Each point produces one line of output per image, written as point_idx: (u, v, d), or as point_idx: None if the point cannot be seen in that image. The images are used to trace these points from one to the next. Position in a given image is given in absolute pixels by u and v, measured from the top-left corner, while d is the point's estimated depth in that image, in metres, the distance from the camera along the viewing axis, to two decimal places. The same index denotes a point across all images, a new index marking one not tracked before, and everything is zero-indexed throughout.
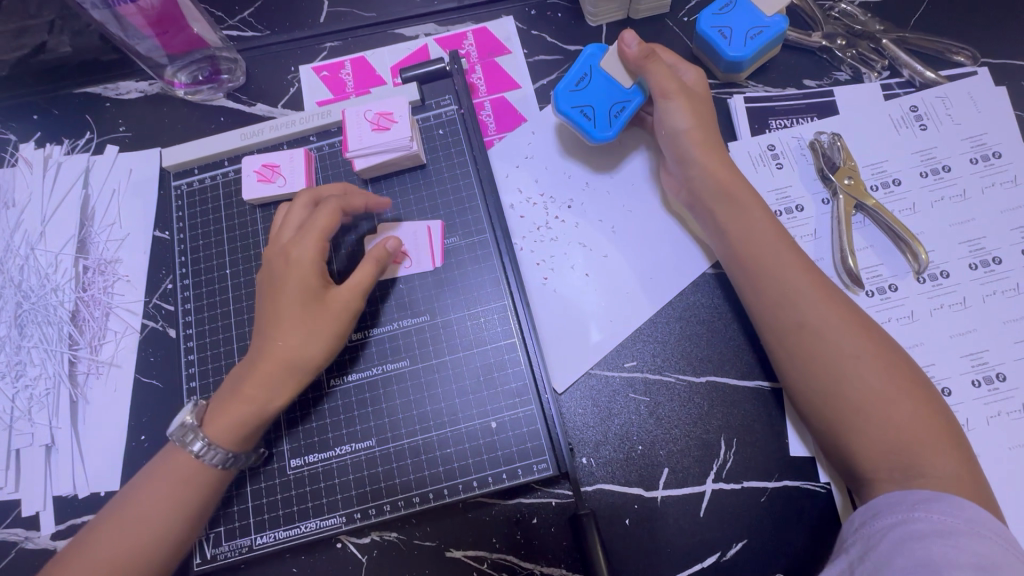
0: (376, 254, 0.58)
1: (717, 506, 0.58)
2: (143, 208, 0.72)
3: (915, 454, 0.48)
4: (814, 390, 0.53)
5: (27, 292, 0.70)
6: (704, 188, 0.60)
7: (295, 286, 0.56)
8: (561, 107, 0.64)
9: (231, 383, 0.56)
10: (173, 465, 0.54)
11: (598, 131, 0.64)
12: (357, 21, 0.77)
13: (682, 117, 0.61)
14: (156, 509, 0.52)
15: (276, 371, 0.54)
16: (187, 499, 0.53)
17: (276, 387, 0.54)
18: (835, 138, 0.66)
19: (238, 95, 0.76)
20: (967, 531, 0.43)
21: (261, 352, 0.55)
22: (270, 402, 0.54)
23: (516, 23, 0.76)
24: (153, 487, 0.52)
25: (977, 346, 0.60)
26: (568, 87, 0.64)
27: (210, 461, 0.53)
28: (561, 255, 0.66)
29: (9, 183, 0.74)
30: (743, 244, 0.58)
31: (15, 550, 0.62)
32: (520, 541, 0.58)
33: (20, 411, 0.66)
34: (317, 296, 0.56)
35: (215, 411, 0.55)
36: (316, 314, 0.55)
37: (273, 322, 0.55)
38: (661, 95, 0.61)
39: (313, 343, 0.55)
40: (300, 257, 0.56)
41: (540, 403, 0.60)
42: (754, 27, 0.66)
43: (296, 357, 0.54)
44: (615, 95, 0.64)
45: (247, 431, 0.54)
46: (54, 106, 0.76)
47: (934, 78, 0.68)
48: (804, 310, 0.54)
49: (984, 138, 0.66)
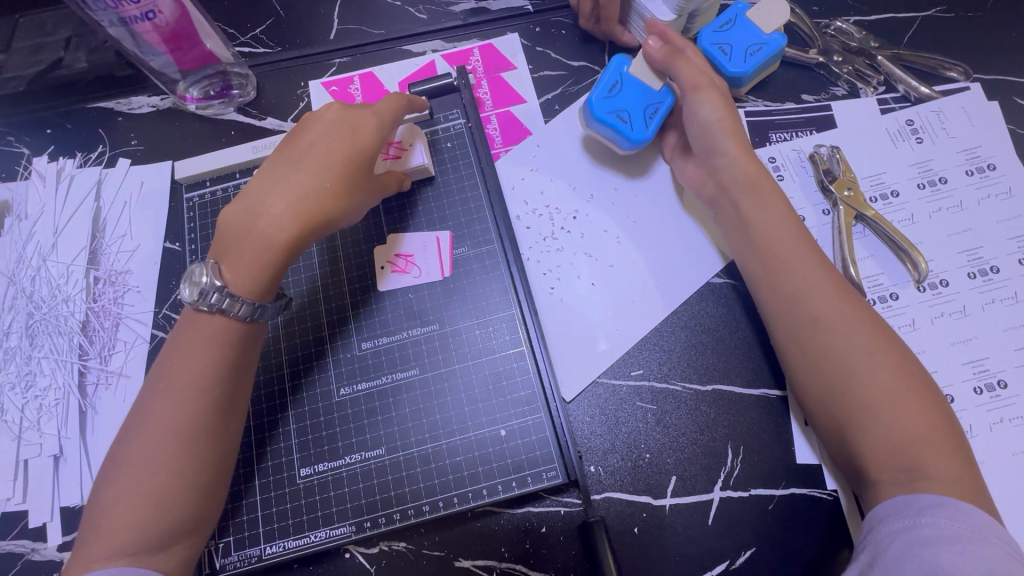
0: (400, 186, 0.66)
1: (724, 514, 0.58)
2: (154, 220, 0.73)
3: (917, 455, 0.49)
4: (827, 384, 0.53)
5: (38, 303, 0.71)
6: (732, 181, 0.62)
7: (337, 142, 0.57)
8: (599, 114, 0.65)
9: (246, 231, 0.54)
10: (195, 324, 0.53)
11: (637, 133, 0.66)
12: (366, 38, 0.79)
13: (712, 110, 0.63)
14: (189, 377, 0.51)
15: (286, 204, 0.54)
16: (216, 364, 0.52)
17: (310, 230, 0.55)
18: (834, 150, 0.68)
19: (249, 109, 0.77)
20: (972, 536, 0.44)
21: (289, 195, 0.55)
22: (278, 224, 0.54)
23: (521, 40, 0.78)
24: (179, 358, 0.52)
25: (978, 354, 0.61)
26: (602, 94, 0.66)
27: (238, 314, 0.53)
28: (568, 264, 0.67)
29: (22, 196, 0.75)
30: (762, 242, 0.59)
31: (21, 562, 0.61)
32: (529, 549, 0.58)
33: (29, 421, 0.66)
34: (320, 148, 0.57)
35: (234, 266, 0.53)
36: (321, 158, 0.57)
37: (305, 172, 0.56)
38: (691, 89, 0.64)
39: (352, 174, 0.57)
40: (337, 125, 0.59)
41: (548, 411, 0.60)
42: (754, 44, 0.69)
43: (304, 180, 0.55)
44: (649, 98, 0.67)
45: (261, 256, 0.53)
46: (68, 121, 0.78)
47: (929, 93, 0.70)
48: (816, 304, 0.55)
49: (979, 150, 0.68)
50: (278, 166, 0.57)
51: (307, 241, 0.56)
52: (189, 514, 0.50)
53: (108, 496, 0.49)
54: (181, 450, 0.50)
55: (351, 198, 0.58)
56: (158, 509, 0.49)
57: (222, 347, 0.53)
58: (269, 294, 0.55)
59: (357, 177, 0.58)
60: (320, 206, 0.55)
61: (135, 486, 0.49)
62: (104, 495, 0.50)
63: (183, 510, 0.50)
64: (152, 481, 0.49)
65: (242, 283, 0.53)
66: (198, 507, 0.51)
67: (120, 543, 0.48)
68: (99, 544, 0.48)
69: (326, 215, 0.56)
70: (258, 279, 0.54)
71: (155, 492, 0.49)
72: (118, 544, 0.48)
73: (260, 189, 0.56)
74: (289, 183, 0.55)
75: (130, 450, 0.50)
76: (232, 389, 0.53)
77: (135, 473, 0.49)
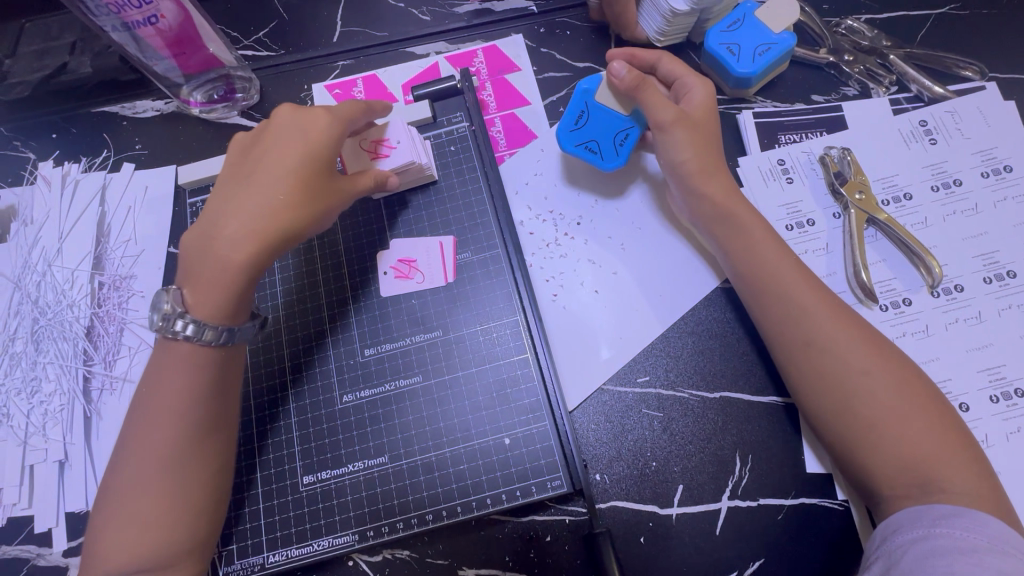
0: (383, 181, 0.62)
1: (733, 524, 0.57)
2: (158, 224, 0.73)
3: (930, 469, 0.48)
4: (827, 405, 0.52)
5: (44, 308, 0.71)
6: (702, 213, 0.61)
7: (292, 154, 0.56)
8: (569, 148, 0.66)
9: (204, 257, 0.53)
10: (170, 350, 0.53)
11: (608, 162, 0.65)
12: (369, 40, 0.79)
13: (681, 147, 0.61)
14: (169, 401, 0.51)
15: (241, 222, 0.53)
16: (193, 386, 0.52)
17: (267, 245, 0.54)
18: (845, 152, 0.66)
19: (252, 113, 0.77)
20: (990, 548, 0.43)
21: (244, 215, 0.54)
22: (234, 245, 0.53)
23: (526, 41, 0.77)
24: (158, 383, 0.52)
25: (994, 362, 0.59)
26: (569, 127, 0.66)
27: (209, 340, 0.52)
28: (571, 272, 0.66)
29: (28, 200, 0.75)
30: (750, 262, 0.58)
31: (27, 567, 0.62)
32: (533, 559, 0.58)
33: (35, 427, 0.67)
34: (274, 161, 0.56)
35: (195, 291, 0.53)
36: (275, 171, 0.55)
37: (258, 189, 0.55)
38: (658, 128, 0.62)
39: (308, 184, 0.56)
40: (290, 134, 0.57)
41: (553, 418, 0.60)
42: (762, 44, 0.67)
43: (258, 197, 0.54)
44: (618, 125, 0.65)
45: (218, 278, 0.53)
46: (74, 125, 0.78)
47: (942, 92, 0.68)
48: (814, 323, 0.54)
49: (994, 152, 0.66)
50: (232, 187, 0.56)
51: (267, 256, 0.54)
52: (185, 534, 0.50)
53: (105, 524, 0.50)
54: (169, 473, 0.50)
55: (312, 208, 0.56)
56: (154, 531, 0.49)
57: (202, 369, 0.52)
58: (237, 318, 0.54)
59: (316, 184, 0.56)
60: (276, 223, 0.54)
61: (131, 510, 0.50)
62: (100, 522, 0.50)
63: (180, 531, 0.50)
64: (147, 505, 0.50)
65: (203, 309, 0.52)
66: (196, 527, 0.51)
67: (122, 567, 0.48)
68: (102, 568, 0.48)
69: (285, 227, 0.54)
70: (219, 305, 0.52)
71: (149, 515, 0.49)
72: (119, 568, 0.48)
73: (217, 210, 0.55)
74: (243, 202, 0.54)
75: (121, 477, 0.51)
76: (215, 409, 0.53)
77: (129, 498, 0.50)
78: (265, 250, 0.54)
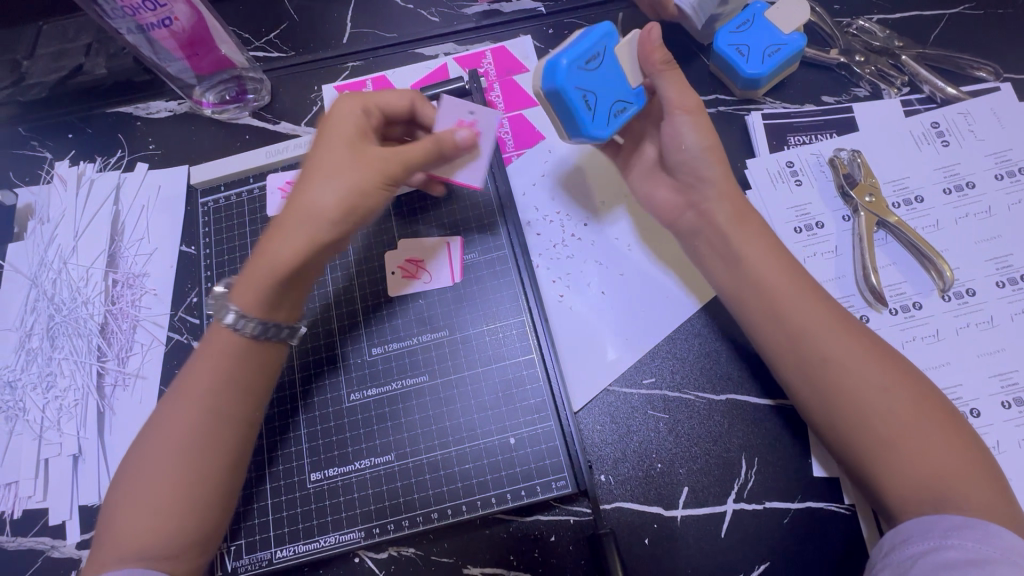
0: (442, 137, 0.56)
1: (738, 527, 0.57)
2: (171, 224, 0.75)
3: (946, 488, 0.46)
4: (840, 423, 0.51)
5: (59, 305, 0.72)
6: (717, 212, 0.59)
7: (332, 150, 0.54)
8: (566, 83, 0.53)
9: (261, 252, 0.53)
10: (215, 339, 0.54)
11: (595, 127, 0.57)
12: (378, 41, 0.80)
13: (695, 134, 0.59)
14: (202, 387, 0.52)
15: (293, 217, 0.52)
16: (222, 375, 0.53)
17: (313, 252, 0.52)
18: (855, 154, 0.66)
19: (263, 113, 0.78)
20: (1001, 559, 0.42)
21: (291, 215, 0.52)
22: (283, 248, 0.51)
23: (534, 43, 0.77)
24: (193, 369, 0.53)
25: (1007, 367, 0.58)
26: (577, 62, 0.54)
27: (251, 332, 0.53)
28: (578, 273, 0.66)
29: (45, 199, 0.77)
30: (752, 275, 0.56)
31: (42, 558, 0.63)
32: (537, 558, 0.58)
33: (50, 421, 0.68)
34: (343, 154, 0.54)
35: (245, 284, 0.53)
36: (338, 168, 0.53)
37: (305, 191, 0.53)
38: (674, 109, 0.59)
39: (357, 172, 0.53)
40: (356, 134, 0.55)
41: (557, 419, 0.60)
42: (771, 45, 0.67)
43: (315, 196, 0.52)
44: (620, 93, 0.58)
45: (266, 278, 0.52)
46: (89, 125, 0.79)
47: (955, 93, 0.67)
48: (820, 341, 0.52)
49: (1008, 154, 0.65)
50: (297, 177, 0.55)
51: (311, 259, 0.52)
52: (197, 526, 0.51)
53: (119, 507, 0.50)
54: (188, 459, 0.51)
55: (361, 217, 0.54)
56: (165, 519, 0.49)
57: (237, 360, 0.53)
58: (286, 317, 0.56)
59: (373, 197, 0.53)
60: (329, 217, 0.52)
61: (144, 493, 0.50)
62: (117, 500, 0.51)
63: (192, 519, 0.50)
64: (164, 488, 0.50)
65: (248, 305, 0.52)
66: (209, 516, 0.51)
67: (133, 547, 0.49)
68: (112, 546, 0.49)
69: (329, 230, 0.52)
70: (275, 309, 0.54)
71: (161, 501, 0.50)
72: (129, 548, 0.49)
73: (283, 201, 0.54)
74: (300, 197, 0.53)
75: (142, 457, 0.51)
76: (241, 402, 0.53)
77: (149, 480, 0.50)
78: (309, 255, 0.52)
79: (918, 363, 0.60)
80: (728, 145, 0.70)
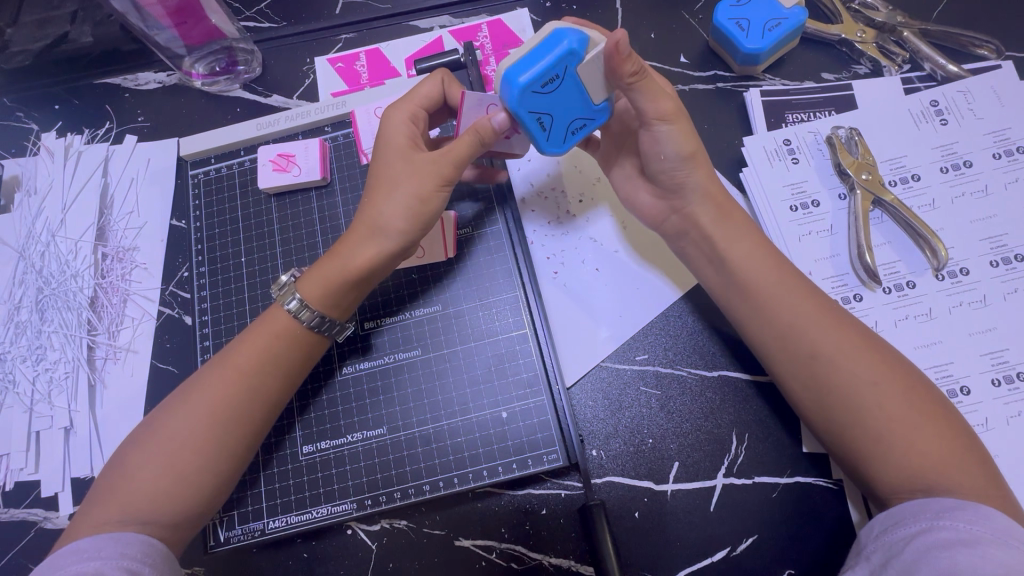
0: (479, 127, 0.52)
1: (727, 501, 0.57)
2: (161, 197, 0.74)
3: (937, 473, 0.45)
4: (832, 417, 0.49)
5: (47, 278, 0.71)
6: (701, 214, 0.57)
7: (392, 162, 0.56)
8: (517, 109, 0.49)
9: (330, 258, 0.55)
10: (269, 318, 0.55)
11: (549, 146, 0.54)
12: (372, 12, 0.78)
13: (684, 131, 0.55)
14: (243, 361, 0.53)
15: (361, 228, 0.55)
16: (265, 351, 0.54)
17: (378, 260, 0.54)
18: (853, 131, 0.65)
19: (254, 86, 0.76)
20: (994, 540, 0.40)
21: (358, 225, 0.55)
22: (352, 256, 0.54)
23: (531, 15, 0.76)
24: (238, 343, 0.54)
25: (997, 345, 0.59)
26: (531, 87, 0.48)
27: (307, 322, 0.55)
28: (571, 250, 0.66)
29: (32, 171, 0.76)
30: (739, 266, 0.54)
31: (34, 529, 0.63)
32: (528, 531, 0.58)
33: (40, 394, 0.68)
34: (403, 161, 0.55)
35: (310, 280, 0.55)
36: (400, 178, 0.54)
37: (371, 202, 0.55)
38: (656, 120, 0.54)
39: (416, 181, 0.54)
40: (408, 143, 0.56)
41: (550, 394, 0.60)
42: (772, 19, 0.67)
43: (380, 210, 0.54)
44: (581, 108, 0.52)
45: (334, 279, 0.54)
46: (76, 96, 0.78)
47: (957, 71, 0.67)
48: (809, 337, 0.50)
49: (1007, 133, 0.65)
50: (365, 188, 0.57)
51: (382, 263, 0.55)
52: (208, 497, 0.51)
53: (127, 467, 0.50)
54: (217, 429, 0.51)
55: (427, 223, 0.55)
56: (175, 484, 0.49)
57: (278, 341, 0.54)
58: (349, 313, 0.58)
59: (435, 203, 0.54)
60: (395, 228, 0.54)
61: (157, 456, 0.50)
62: (128, 460, 0.51)
63: (201, 489, 0.50)
64: (184, 453, 0.50)
65: (312, 300, 0.54)
66: (216, 488, 0.51)
67: (136, 508, 0.48)
68: (112, 506, 0.49)
69: (396, 239, 0.54)
70: (341, 308, 0.56)
71: (175, 463, 0.50)
72: (132, 509, 0.48)
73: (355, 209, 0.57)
74: (366, 207, 0.55)
75: (163, 421, 0.52)
76: (282, 382, 0.54)
77: (166, 444, 0.50)
78: (376, 263, 0.55)
79: (911, 340, 0.60)
80: (726, 121, 0.69)
